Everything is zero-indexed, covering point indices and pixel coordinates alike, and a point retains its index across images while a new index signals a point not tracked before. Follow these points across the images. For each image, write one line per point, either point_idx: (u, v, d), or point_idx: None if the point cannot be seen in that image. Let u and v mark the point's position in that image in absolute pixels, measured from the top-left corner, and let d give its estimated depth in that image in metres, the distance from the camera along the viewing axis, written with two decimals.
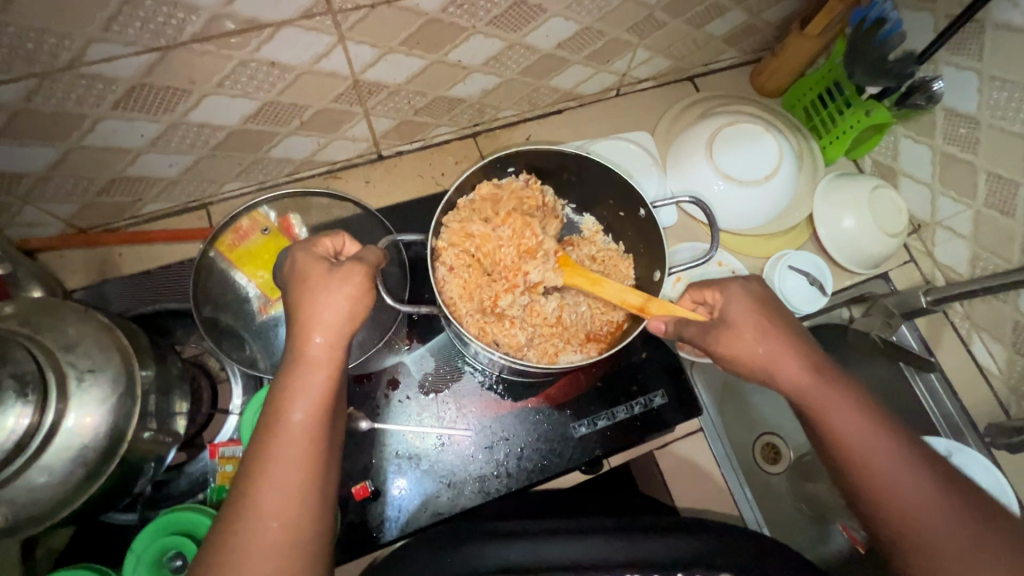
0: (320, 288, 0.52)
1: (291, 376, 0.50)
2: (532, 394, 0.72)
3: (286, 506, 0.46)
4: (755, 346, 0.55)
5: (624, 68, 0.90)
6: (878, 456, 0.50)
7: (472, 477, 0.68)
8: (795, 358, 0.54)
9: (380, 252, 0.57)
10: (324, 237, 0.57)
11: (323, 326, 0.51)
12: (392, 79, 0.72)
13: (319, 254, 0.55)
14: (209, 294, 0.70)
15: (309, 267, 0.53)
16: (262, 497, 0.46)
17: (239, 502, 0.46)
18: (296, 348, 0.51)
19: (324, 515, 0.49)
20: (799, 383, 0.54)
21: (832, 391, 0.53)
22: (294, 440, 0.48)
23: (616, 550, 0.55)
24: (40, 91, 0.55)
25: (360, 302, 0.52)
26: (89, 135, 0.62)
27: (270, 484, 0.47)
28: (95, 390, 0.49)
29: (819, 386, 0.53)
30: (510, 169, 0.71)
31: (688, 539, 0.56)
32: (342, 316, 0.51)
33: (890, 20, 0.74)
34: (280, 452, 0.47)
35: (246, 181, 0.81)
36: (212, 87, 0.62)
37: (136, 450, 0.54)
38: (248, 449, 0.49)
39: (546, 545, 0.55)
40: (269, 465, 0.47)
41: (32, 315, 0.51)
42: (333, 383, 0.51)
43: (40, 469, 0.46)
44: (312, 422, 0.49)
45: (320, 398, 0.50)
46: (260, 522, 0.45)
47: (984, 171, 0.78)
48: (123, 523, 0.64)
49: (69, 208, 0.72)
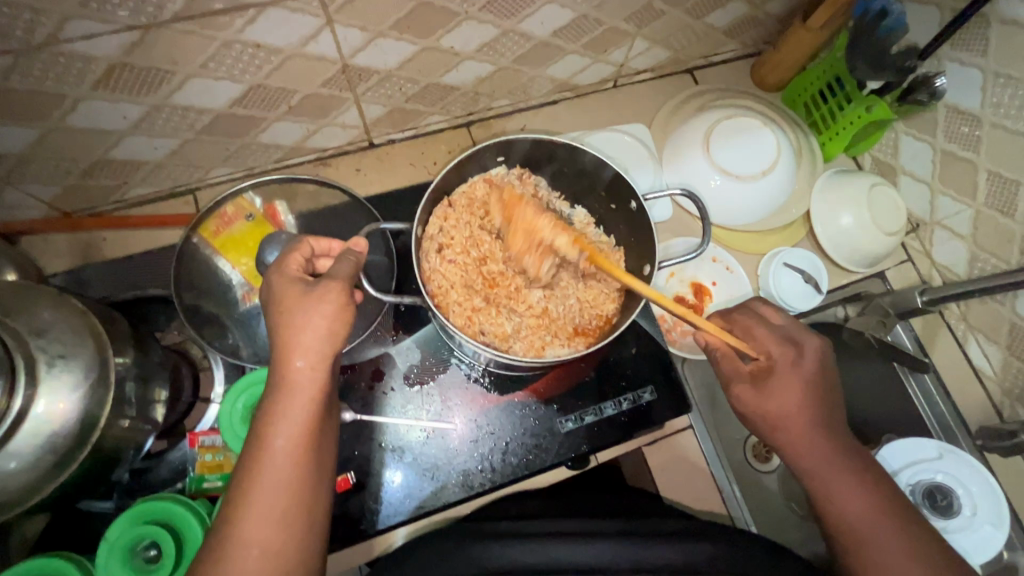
0: (296, 309, 0.50)
1: (273, 400, 0.49)
2: (519, 388, 0.72)
3: (268, 534, 0.46)
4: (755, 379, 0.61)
5: (622, 58, 0.89)
6: (856, 505, 0.56)
7: (456, 471, 0.67)
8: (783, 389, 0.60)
9: (352, 260, 0.55)
10: (293, 252, 0.56)
11: (303, 349, 0.50)
12: (383, 64, 0.70)
13: (291, 274, 0.53)
14: (192, 280, 0.69)
15: (285, 289, 0.52)
16: (244, 524, 0.46)
17: (225, 527, 0.47)
18: (277, 371, 0.50)
19: (310, 540, 0.49)
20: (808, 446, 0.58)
21: (818, 436, 0.58)
22: (277, 467, 0.48)
23: (619, 554, 0.57)
24: (17, 69, 0.54)
25: (340, 319, 0.51)
26: (70, 116, 0.61)
27: (254, 510, 0.47)
28: (67, 376, 0.48)
29: (805, 430, 0.59)
30: (501, 158, 0.70)
31: (703, 545, 0.58)
32: (322, 336, 0.50)
33: (893, 13, 0.73)
34: (263, 478, 0.47)
35: (234, 167, 0.79)
36: (195, 69, 0.60)
37: (112, 437, 0.53)
38: (234, 470, 0.49)
39: (552, 546, 0.58)
40: (252, 492, 0.47)
41: (4, 298, 0.50)
42: (317, 406, 0.50)
43: (7, 455, 0.45)
44: (294, 445, 0.49)
45: (302, 422, 0.49)
46: (242, 550, 0.46)
47: (985, 170, 0.77)
48: (100, 510, 0.63)
49: (51, 191, 0.71)
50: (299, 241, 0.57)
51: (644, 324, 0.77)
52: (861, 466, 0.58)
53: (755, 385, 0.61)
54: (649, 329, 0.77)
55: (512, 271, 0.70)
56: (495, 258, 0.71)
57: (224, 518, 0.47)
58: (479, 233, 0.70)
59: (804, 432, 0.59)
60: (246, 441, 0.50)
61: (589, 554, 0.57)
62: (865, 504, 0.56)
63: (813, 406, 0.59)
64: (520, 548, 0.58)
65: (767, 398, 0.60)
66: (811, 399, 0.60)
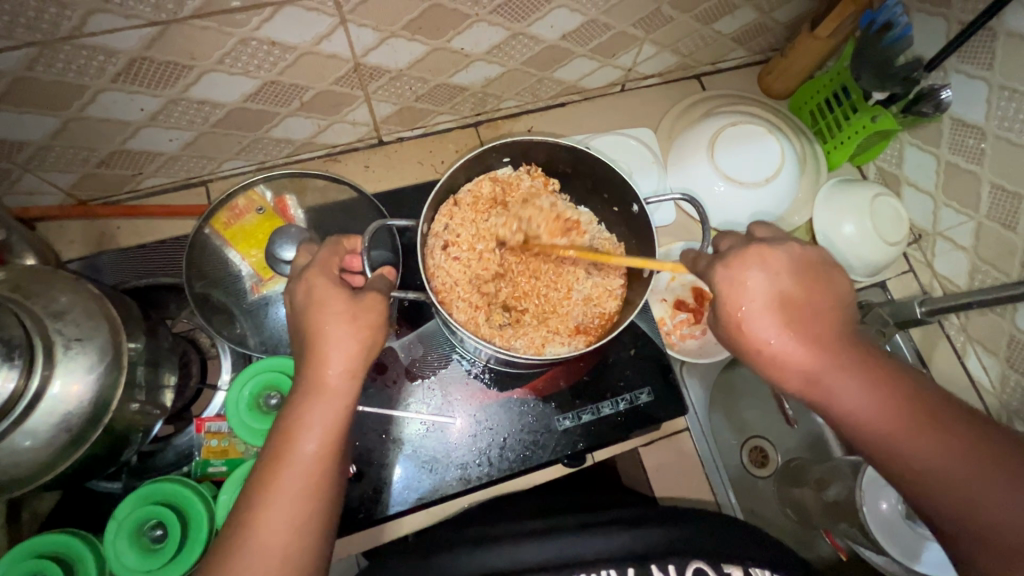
0: (339, 313, 0.53)
1: (308, 403, 0.51)
2: (519, 385, 0.73)
3: (287, 540, 0.47)
4: (751, 302, 0.51)
5: (630, 63, 0.90)
6: (873, 411, 0.48)
7: (454, 465, 0.69)
8: (767, 311, 0.51)
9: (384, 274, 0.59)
10: (332, 255, 0.58)
11: (342, 355, 0.52)
12: (394, 63, 0.72)
13: (315, 271, 0.55)
14: (202, 270, 0.70)
15: (329, 292, 0.54)
16: (265, 527, 0.47)
17: (242, 528, 0.47)
18: (311, 375, 0.52)
19: (325, 545, 0.50)
20: (877, 415, 0.48)
21: (818, 346, 0.50)
22: (305, 471, 0.49)
23: (591, 545, 0.58)
24: (41, 60, 0.55)
25: (377, 330, 0.54)
26: (89, 106, 0.63)
27: (274, 515, 0.48)
28: (82, 359, 0.49)
29: (806, 342, 0.50)
30: (507, 159, 0.71)
31: (664, 529, 0.59)
32: (360, 344, 0.53)
33: (899, 25, 0.73)
34: (289, 482, 0.49)
35: (245, 161, 0.81)
36: (212, 64, 0.62)
37: (123, 420, 0.55)
38: (252, 473, 0.50)
39: (525, 548, 0.58)
40: (274, 497, 0.48)
41: (23, 281, 0.51)
42: (347, 411, 0.52)
43: (24, 432, 0.47)
44: (324, 451, 0.50)
45: (333, 428, 0.51)
46: (262, 557, 0.46)
47: (988, 182, 0.77)
48: (107, 491, 0.65)
49: (68, 178, 0.73)
50: (337, 244, 0.60)
51: (643, 326, 0.78)
52: (874, 371, 0.49)
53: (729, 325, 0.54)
54: (649, 331, 0.78)
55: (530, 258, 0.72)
56: (512, 246, 0.72)
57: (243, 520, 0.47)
58: (485, 231, 0.72)
59: (859, 398, 0.49)
60: (269, 443, 0.51)
61: (560, 549, 0.57)
62: (940, 445, 0.46)
63: (809, 322, 0.51)
64: (527, 546, 0.58)
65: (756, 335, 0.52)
66: (801, 320, 0.51)
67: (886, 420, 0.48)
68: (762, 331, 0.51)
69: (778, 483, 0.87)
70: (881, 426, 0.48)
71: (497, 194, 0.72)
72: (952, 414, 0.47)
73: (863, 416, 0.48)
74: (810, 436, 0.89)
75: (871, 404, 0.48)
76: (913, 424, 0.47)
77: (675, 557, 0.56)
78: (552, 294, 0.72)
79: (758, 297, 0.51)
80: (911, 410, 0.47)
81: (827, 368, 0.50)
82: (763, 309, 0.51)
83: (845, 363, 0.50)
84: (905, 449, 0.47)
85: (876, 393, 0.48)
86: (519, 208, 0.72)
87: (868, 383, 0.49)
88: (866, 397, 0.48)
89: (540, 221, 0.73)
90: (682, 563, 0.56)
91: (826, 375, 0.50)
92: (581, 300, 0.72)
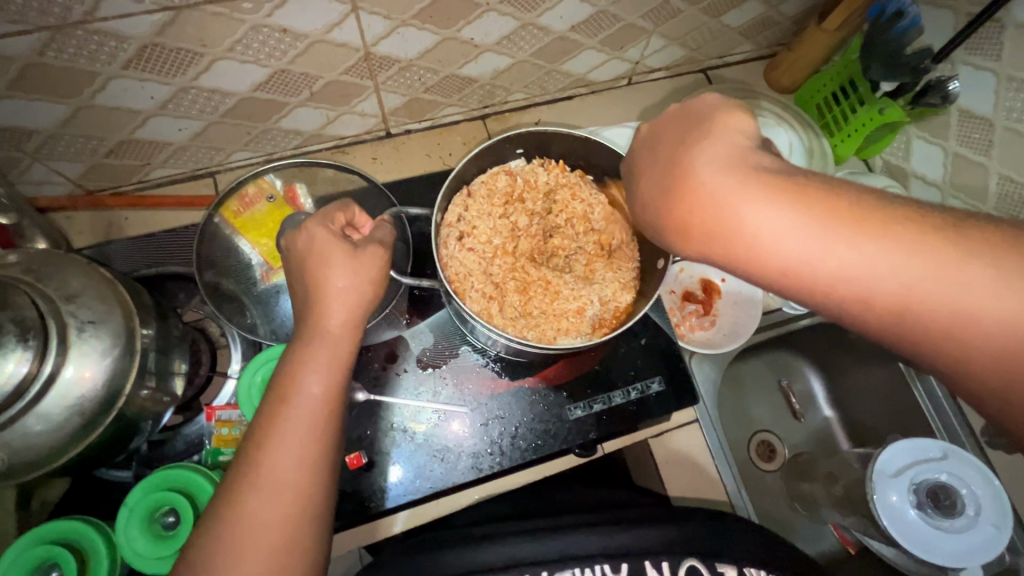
0: (338, 261, 0.53)
1: (306, 349, 0.51)
2: (530, 374, 0.73)
3: (297, 477, 0.47)
4: (647, 180, 0.44)
5: (638, 56, 0.90)
6: (800, 245, 0.36)
7: (466, 454, 0.68)
8: (656, 176, 0.43)
9: (392, 231, 0.59)
10: (339, 211, 0.58)
11: (341, 301, 0.52)
12: (404, 53, 0.71)
13: (333, 226, 0.55)
14: (213, 259, 0.69)
15: (328, 240, 0.53)
16: (273, 465, 0.47)
17: (249, 471, 0.47)
18: (313, 320, 0.52)
19: (331, 489, 0.50)
20: (803, 249, 0.36)
21: (738, 181, 0.37)
22: (309, 411, 0.49)
23: (588, 545, 0.59)
24: (52, 45, 0.55)
25: (380, 283, 0.55)
26: (100, 94, 0.63)
27: (283, 452, 0.48)
28: (96, 342, 0.49)
29: (703, 184, 0.39)
30: (520, 151, 0.71)
31: (657, 528, 0.60)
32: (363, 295, 0.54)
33: (909, 14, 0.72)
34: (294, 422, 0.49)
35: (254, 151, 0.81)
36: (223, 51, 0.62)
37: (134, 406, 0.54)
38: (253, 419, 0.50)
39: (517, 544, 0.59)
40: (278, 437, 0.48)
41: (36, 264, 0.51)
42: (349, 357, 0.53)
43: (37, 416, 0.46)
44: (328, 394, 0.51)
45: (336, 369, 0.51)
46: (272, 493, 0.47)
47: (996, 174, 0.77)
48: (117, 479, 0.64)
49: (76, 168, 0.72)
50: (345, 205, 0.58)
51: (655, 316, 0.78)
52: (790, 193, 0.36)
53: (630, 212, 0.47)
54: (660, 321, 0.78)
55: (542, 257, 0.73)
56: (528, 242, 0.73)
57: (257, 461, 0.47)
58: (501, 224, 0.71)
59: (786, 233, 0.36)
60: (270, 390, 0.51)
61: (554, 547, 0.58)
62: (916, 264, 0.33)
63: (708, 162, 0.39)
64: (522, 543, 0.59)
65: (651, 206, 0.43)
66: (680, 167, 0.41)
67: (821, 253, 0.35)
68: (653, 198, 0.43)
69: (786, 477, 0.88)
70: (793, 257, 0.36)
71: (513, 187, 0.72)
72: (935, 227, 0.33)
73: (782, 250, 0.36)
74: (817, 429, 0.92)
75: (799, 228, 0.35)
76: (875, 244, 0.34)
77: (668, 554, 0.57)
78: (565, 290, 0.70)
79: (649, 170, 0.44)
80: (871, 232, 0.34)
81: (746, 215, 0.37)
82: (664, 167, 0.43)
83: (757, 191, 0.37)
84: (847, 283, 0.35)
85: (808, 215, 0.35)
86: (535, 207, 0.73)
87: (796, 212, 0.36)
88: (791, 230, 0.36)
89: (553, 221, 0.74)
90: (676, 560, 0.57)
91: (757, 226, 0.36)
92: (596, 301, 0.70)
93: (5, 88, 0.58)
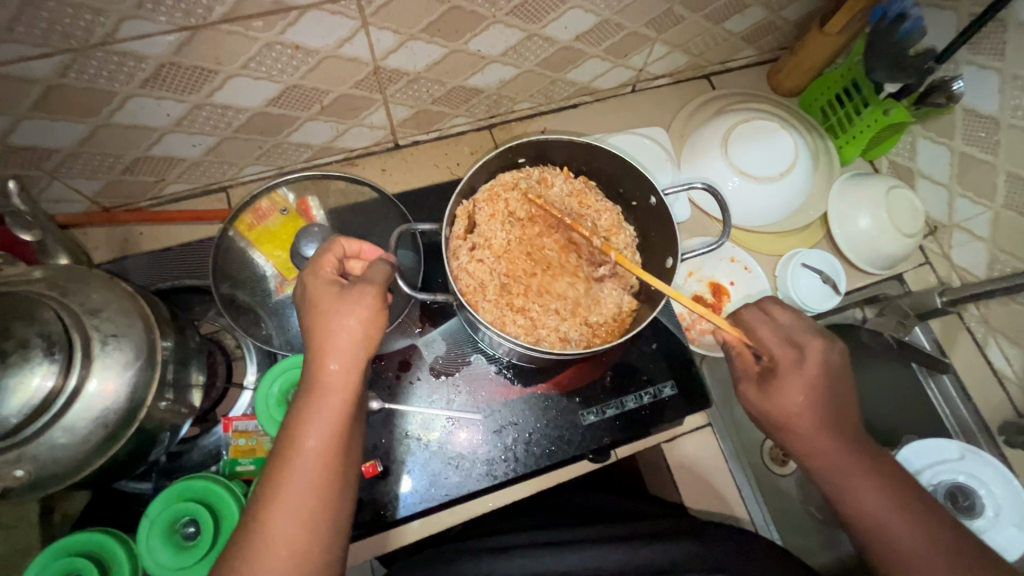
0: (331, 308, 0.53)
1: (309, 401, 0.52)
2: (541, 380, 0.73)
3: (297, 533, 0.48)
4: (789, 377, 0.58)
5: (641, 63, 0.91)
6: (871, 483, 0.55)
7: (481, 462, 0.68)
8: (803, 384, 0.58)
9: (384, 265, 0.58)
10: (327, 253, 0.58)
11: (338, 352, 0.53)
12: (412, 66, 0.73)
13: (325, 275, 0.56)
14: (228, 273, 0.71)
15: (320, 291, 0.55)
16: (273, 521, 0.48)
17: (256, 528, 0.48)
18: (312, 370, 0.53)
19: (335, 541, 0.50)
20: (896, 521, 0.54)
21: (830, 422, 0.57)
22: (308, 464, 0.50)
23: (613, 558, 0.60)
24: (74, 66, 0.56)
25: (373, 324, 0.54)
26: (117, 113, 0.64)
27: (284, 507, 0.48)
28: (118, 355, 0.50)
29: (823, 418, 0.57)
30: (523, 161, 0.72)
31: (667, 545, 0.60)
32: (357, 340, 0.53)
33: (911, 17, 0.73)
34: (292, 477, 0.49)
35: (265, 165, 0.82)
36: (237, 68, 0.63)
37: (154, 418, 0.54)
38: (263, 471, 0.51)
39: (542, 555, 0.60)
40: (281, 489, 0.49)
41: (62, 280, 0.52)
42: (347, 407, 0.53)
43: (61, 429, 0.47)
44: (325, 446, 0.51)
45: (333, 424, 0.51)
46: (271, 549, 0.47)
47: (1004, 172, 0.77)
48: (137, 491, 0.66)
49: (93, 185, 0.74)
50: (331, 243, 0.59)
51: (666, 321, 0.79)
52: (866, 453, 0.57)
53: (763, 388, 0.60)
54: (671, 325, 0.78)
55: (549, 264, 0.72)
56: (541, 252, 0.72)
57: (254, 517, 0.48)
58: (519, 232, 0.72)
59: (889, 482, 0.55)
60: (278, 440, 0.52)
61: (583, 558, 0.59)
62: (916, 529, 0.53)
63: (831, 399, 0.58)
64: (547, 555, 0.60)
65: (775, 403, 0.58)
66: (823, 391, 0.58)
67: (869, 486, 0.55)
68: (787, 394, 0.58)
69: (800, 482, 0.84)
70: (889, 520, 0.54)
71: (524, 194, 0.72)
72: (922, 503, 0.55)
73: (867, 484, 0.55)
74: None
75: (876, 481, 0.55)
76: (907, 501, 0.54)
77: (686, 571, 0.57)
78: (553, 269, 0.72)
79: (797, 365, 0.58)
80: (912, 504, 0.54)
81: (809, 416, 0.57)
82: (838, 374, 0.59)
83: (893, 473, 0.56)
84: (900, 519, 0.53)
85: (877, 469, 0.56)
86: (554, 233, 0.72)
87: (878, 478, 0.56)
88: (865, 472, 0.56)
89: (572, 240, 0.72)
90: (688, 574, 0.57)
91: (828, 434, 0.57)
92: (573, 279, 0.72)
93: (27, 109, 0.59)
